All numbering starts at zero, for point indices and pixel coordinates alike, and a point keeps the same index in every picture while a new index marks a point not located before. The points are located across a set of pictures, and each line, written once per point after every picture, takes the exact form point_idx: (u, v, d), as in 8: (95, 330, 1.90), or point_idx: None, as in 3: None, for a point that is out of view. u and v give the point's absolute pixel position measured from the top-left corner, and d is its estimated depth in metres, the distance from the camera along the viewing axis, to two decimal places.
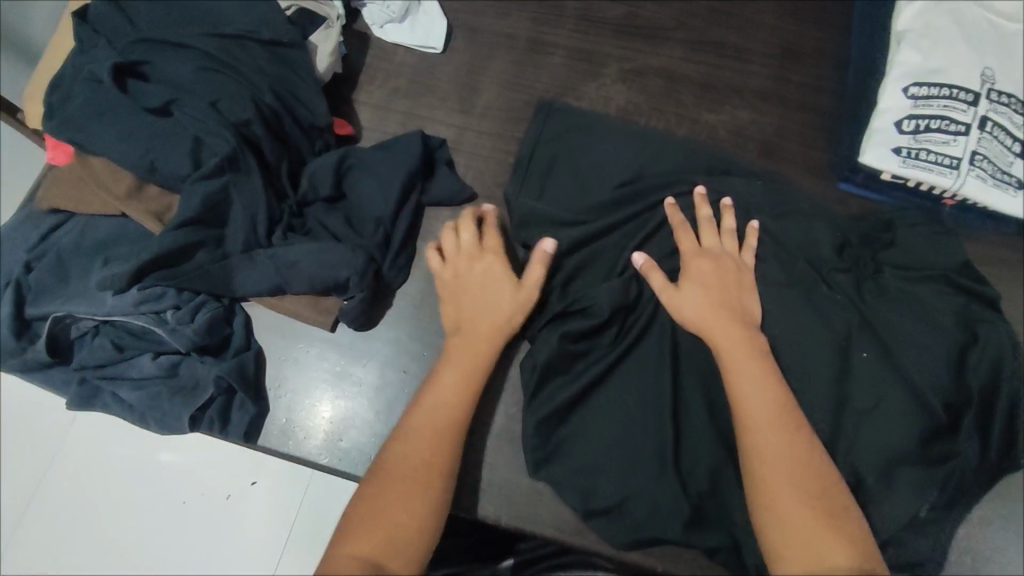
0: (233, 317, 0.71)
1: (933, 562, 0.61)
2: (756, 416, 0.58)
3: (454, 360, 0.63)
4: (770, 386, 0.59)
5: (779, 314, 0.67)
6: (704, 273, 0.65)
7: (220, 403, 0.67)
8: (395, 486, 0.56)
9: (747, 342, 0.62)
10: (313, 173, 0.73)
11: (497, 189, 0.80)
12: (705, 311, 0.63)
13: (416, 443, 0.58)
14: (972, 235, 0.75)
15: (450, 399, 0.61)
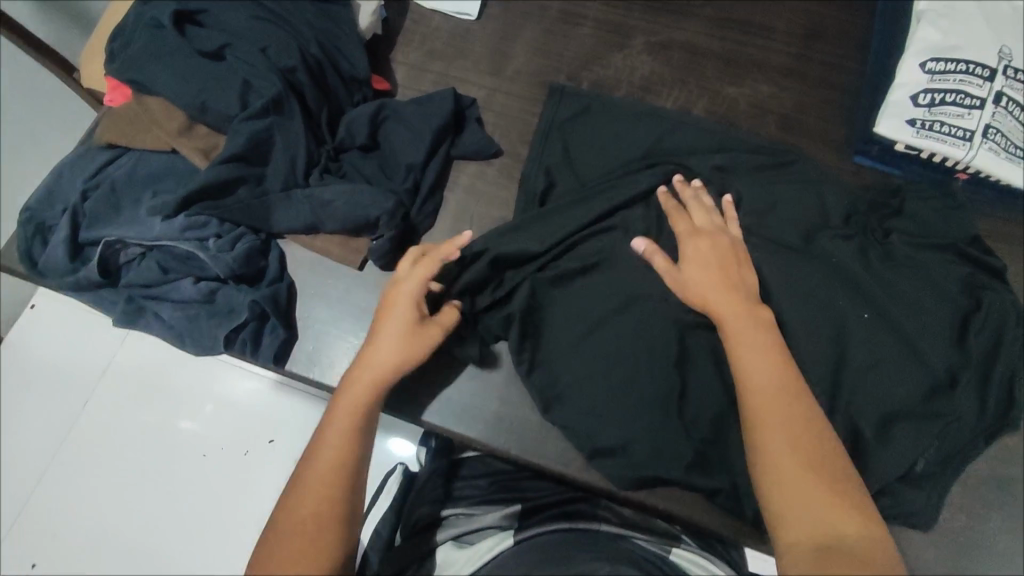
0: (269, 252, 0.76)
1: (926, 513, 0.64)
2: (761, 385, 0.55)
3: (340, 402, 0.57)
4: (770, 358, 0.57)
5: (790, 271, 0.69)
6: (700, 251, 0.66)
7: (252, 329, 0.71)
8: (302, 506, 0.51)
9: (749, 316, 0.60)
10: (351, 122, 0.77)
11: (522, 148, 0.83)
12: (705, 288, 0.63)
13: (317, 471, 0.53)
14: (983, 210, 0.77)
15: (349, 430, 0.56)
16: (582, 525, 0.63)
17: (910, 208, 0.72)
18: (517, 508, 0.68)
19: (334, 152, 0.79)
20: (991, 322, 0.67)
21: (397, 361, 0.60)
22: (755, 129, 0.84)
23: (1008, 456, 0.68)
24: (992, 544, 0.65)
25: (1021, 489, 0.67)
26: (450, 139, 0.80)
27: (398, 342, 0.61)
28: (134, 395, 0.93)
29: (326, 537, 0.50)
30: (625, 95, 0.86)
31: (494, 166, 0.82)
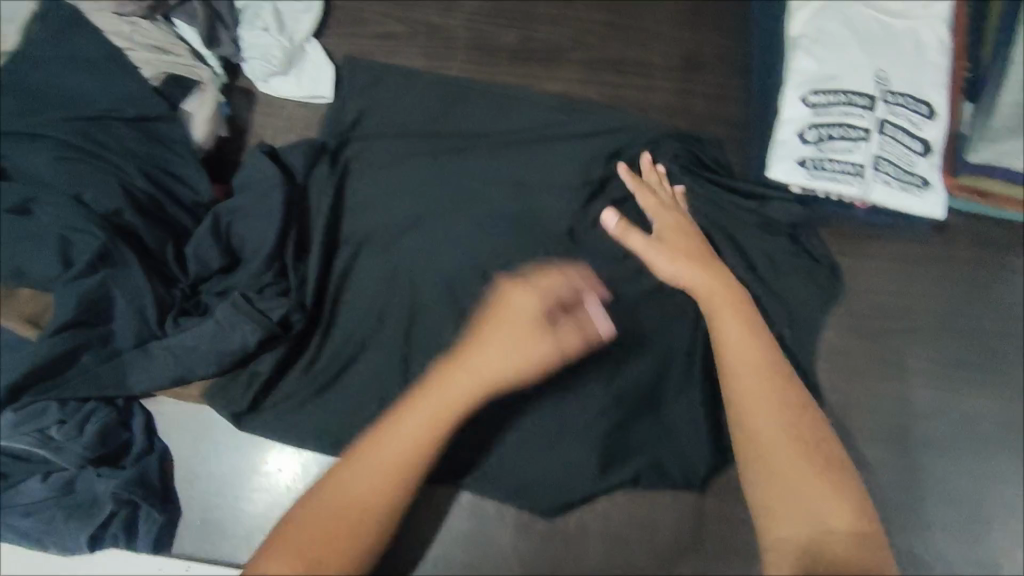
0: (132, 419, 0.66)
1: None
2: (748, 364, 0.53)
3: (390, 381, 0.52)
4: (756, 337, 0.55)
5: (670, 333, 0.70)
6: (676, 238, 0.64)
7: (123, 519, 0.61)
8: (337, 479, 0.49)
9: (733, 294, 0.58)
10: (196, 248, 0.68)
11: (403, 239, 0.75)
12: (690, 273, 0.60)
13: (366, 477, 0.49)
14: (880, 233, 0.75)
15: (416, 443, 0.49)
16: None
17: (734, 196, 0.75)
18: None
19: (192, 288, 0.69)
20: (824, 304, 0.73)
21: (531, 356, 0.51)
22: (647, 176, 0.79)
23: (941, 491, 0.67)
24: None
25: (958, 525, 0.66)
26: (301, 211, 0.74)
27: (506, 353, 0.51)
28: None
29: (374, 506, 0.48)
30: (508, 158, 0.79)
31: (374, 264, 0.74)
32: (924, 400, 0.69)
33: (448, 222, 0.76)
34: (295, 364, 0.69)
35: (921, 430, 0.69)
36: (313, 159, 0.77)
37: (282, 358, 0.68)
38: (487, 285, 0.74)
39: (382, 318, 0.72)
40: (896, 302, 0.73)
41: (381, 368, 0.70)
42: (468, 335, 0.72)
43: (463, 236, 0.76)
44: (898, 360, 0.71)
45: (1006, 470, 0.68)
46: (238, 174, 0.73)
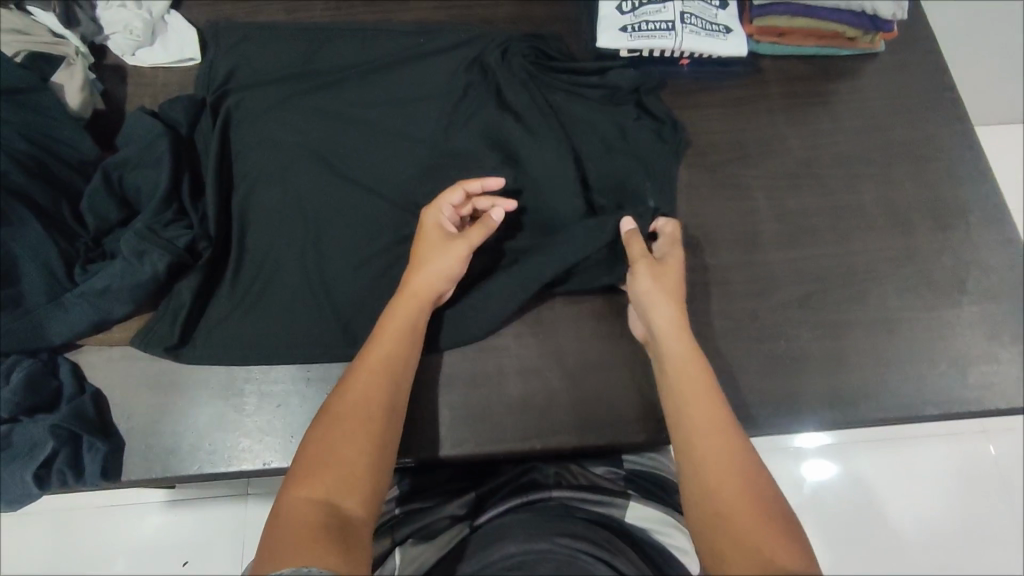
0: (58, 368, 0.69)
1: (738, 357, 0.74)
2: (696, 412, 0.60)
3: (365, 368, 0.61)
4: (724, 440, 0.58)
5: (546, 198, 0.80)
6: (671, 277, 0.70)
7: (66, 455, 0.64)
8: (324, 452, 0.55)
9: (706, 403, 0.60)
10: (92, 201, 0.72)
11: (290, 164, 0.80)
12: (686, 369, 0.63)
13: (356, 390, 0.59)
14: (709, 84, 0.87)
15: (386, 350, 0.63)
16: (533, 496, 0.66)
17: (582, 74, 0.85)
18: (472, 497, 0.69)
19: (95, 242, 0.73)
20: (676, 146, 0.83)
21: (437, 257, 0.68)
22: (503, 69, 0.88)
23: (798, 276, 0.78)
24: (811, 352, 0.75)
25: (817, 300, 0.77)
26: (191, 160, 0.78)
27: (437, 259, 0.68)
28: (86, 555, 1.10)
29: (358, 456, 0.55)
30: (375, 78, 0.85)
31: (263, 195, 0.78)
32: (766, 210, 0.81)
33: (329, 145, 0.82)
34: (213, 293, 0.73)
35: (767, 231, 0.80)
36: (195, 110, 0.80)
37: (199, 288, 0.72)
38: (377, 194, 0.80)
39: (283, 238, 0.76)
40: (730, 139, 0.85)
41: (294, 281, 0.74)
42: (367, 237, 0.77)
43: (345, 155, 0.81)
44: (741, 183, 0.83)
45: (846, 248, 0.79)
46: (121, 134, 0.76)
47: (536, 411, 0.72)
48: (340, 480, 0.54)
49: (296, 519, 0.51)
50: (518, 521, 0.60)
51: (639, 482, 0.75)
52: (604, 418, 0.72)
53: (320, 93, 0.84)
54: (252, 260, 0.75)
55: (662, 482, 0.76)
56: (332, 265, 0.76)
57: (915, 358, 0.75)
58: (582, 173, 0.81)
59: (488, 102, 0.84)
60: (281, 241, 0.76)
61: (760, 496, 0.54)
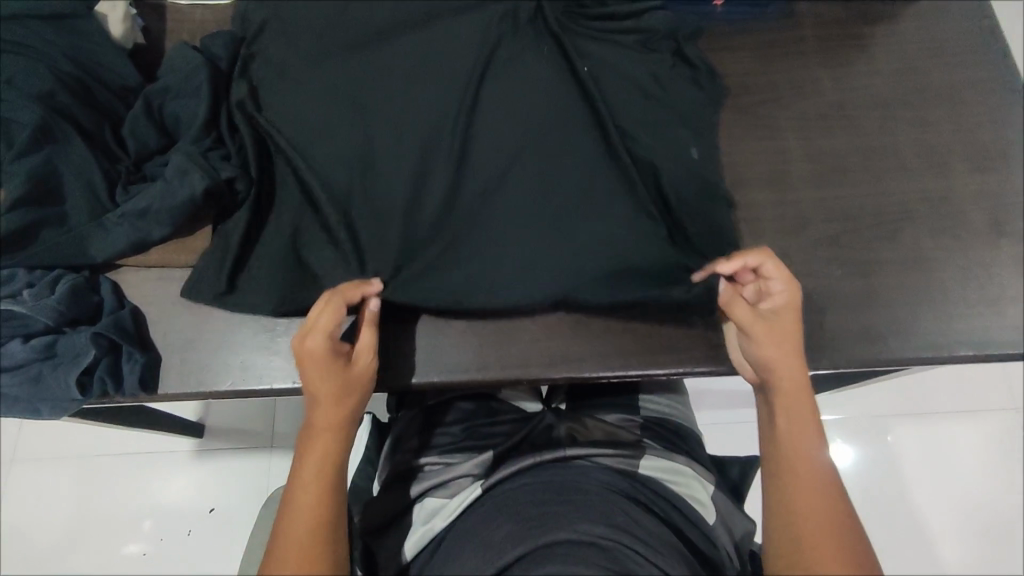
0: (99, 284, 0.71)
1: None
2: (797, 461, 0.58)
3: (313, 456, 0.60)
4: (813, 470, 0.58)
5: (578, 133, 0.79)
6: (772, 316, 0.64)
7: (107, 364, 0.66)
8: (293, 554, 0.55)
9: (804, 426, 0.60)
10: (133, 125, 0.74)
11: (318, 83, 0.76)
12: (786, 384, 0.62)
13: (307, 467, 0.59)
14: (743, 26, 0.86)
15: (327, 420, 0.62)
16: (547, 456, 0.73)
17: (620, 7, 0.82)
18: (489, 455, 0.76)
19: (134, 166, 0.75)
20: (713, 83, 0.81)
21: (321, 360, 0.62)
22: None
23: (829, 215, 0.77)
24: (842, 290, 0.74)
25: (848, 240, 0.76)
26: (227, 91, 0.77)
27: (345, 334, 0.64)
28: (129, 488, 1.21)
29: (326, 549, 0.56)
30: None
31: (289, 132, 0.75)
32: (798, 150, 0.80)
33: (354, 80, 0.76)
34: (257, 240, 0.73)
35: (798, 170, 0.79)
36: (235, 49, 0.79)
37: (243, 234, 0.71)
38: (407, 128, 0.74)
39: (315, 177, 0.73)
40: (763, 81, 0.84)
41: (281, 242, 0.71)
42: (397, 165, 0.73)
43: (377, 93, 0.76)
44: (772, 125, 0.82)
45: (879, 189, 0.78)
46: (165, 65, 0.77)
47: (560, 341, 0.72)
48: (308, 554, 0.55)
49: None
50: (530, 500, 0.65)
51: (655, 429, 0.83)
52: (629, 348, 0.72)
53: (350, 6, 0.79)
54: (290, 205, 0.73)
55: (671, 426, 0.85)
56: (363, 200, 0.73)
57: (950, 297, 0.74)
58: (621, 111, 0.77)
59: (529, 39, 0.79)
60: (312, 180, 0.73)
61: (838, 522, 0.55)
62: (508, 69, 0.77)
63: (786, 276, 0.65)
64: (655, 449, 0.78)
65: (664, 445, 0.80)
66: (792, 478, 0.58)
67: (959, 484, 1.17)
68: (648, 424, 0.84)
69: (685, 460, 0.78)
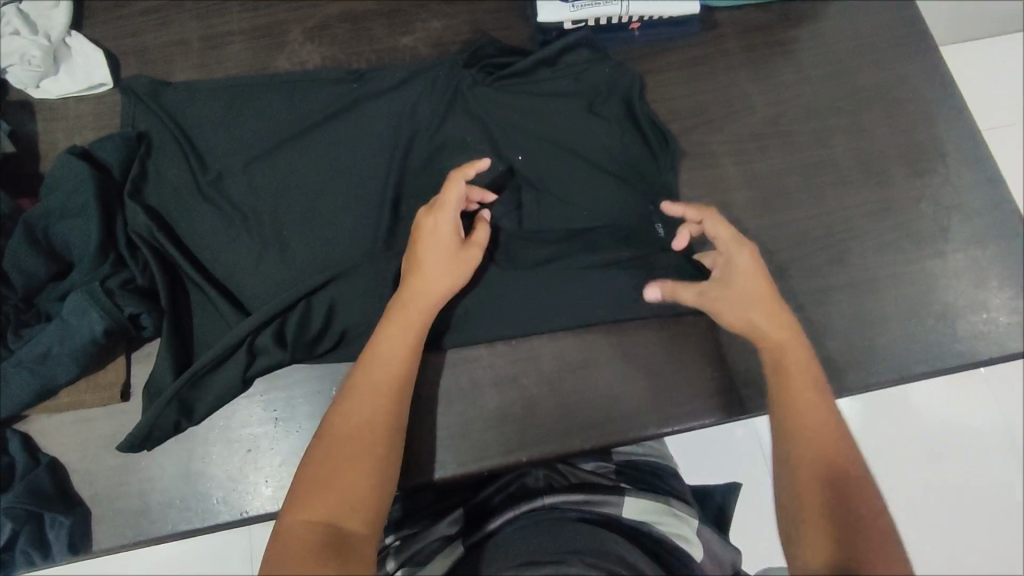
0: (8, 442, 0.65)
1: (721, 338, 0.72)
2: (815, 444, 0.54)
3: (358, 391, 0.56)
4: (832, 436, 0.55)
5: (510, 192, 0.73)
6: (745, 270, 0.64)
7: (28, 534, 0.62)
8: (337, 445, 0.53)
9: (813, 389, 0.58)
10: (15, 259, 0.66)
11: (228, 183, 0.73)
12: (779, 343, 0.61)
13: (358, 403, 0.56)
14: (665, 46, 0.81)
15: (398, 362, 0.58)
16: (526, 506, 0.61)
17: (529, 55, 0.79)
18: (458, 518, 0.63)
19: (26, 302, 0.68)
20: (645, 118, 0.76)
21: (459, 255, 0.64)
22: (444, 52, 0.82)
23: (776, 244, 0.75)
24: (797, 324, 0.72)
25: (798, 269, 0.74)
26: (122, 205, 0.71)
27: (443, 269, 0.63)
28: None
29: (364, 481, 0.52)
30: (304, 76, 0.77)
31: (207, 240, 0.71)
32: (735, 177, 0.77)
33: (271, 174, 0.73)
34: (192, 361, 0.68)
35: (738, 198, 0.76)
36: (128, 155, 0.73)
37: (174, 359, 0.66)
38: (333, 217, 0.72)
39: (248, 283, 0.70)
40: (694, 104, 0.80)
41: (212, 355, 0.65)
42: (322, 263, 0.71)
43: (300, 185, 0.73)
44: (708, 152, 0.78)
45: (822, 209, 0.76)
46: (46, 183, 0.70)
47: (517, 424, 0.69)
48: (345, 500, 0.51)
49: (298, 540, 0.48)
50: (517, 544, 0.54)
51: (631, 472, 0.71)
52: (590, 419, 0.69)
53: (250, 96, 0.76)
54: (219, 317, 0.69)
55: (653, 467, 0.73)
56: (294, 303, 0.67)
57: (902, 316, 0.73)
58: (553, 166, 0.73)
59: (446, 102, 0.75)
60: (242, 289, 0.70)
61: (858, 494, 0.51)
62: (425, 139, 0.75)
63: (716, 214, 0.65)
64: (638, 491, 0.66)
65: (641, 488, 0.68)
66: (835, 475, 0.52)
67: (962, 486, 1.02)
68: (624, 467, 0.72)
69: (669, 499, 0.67)
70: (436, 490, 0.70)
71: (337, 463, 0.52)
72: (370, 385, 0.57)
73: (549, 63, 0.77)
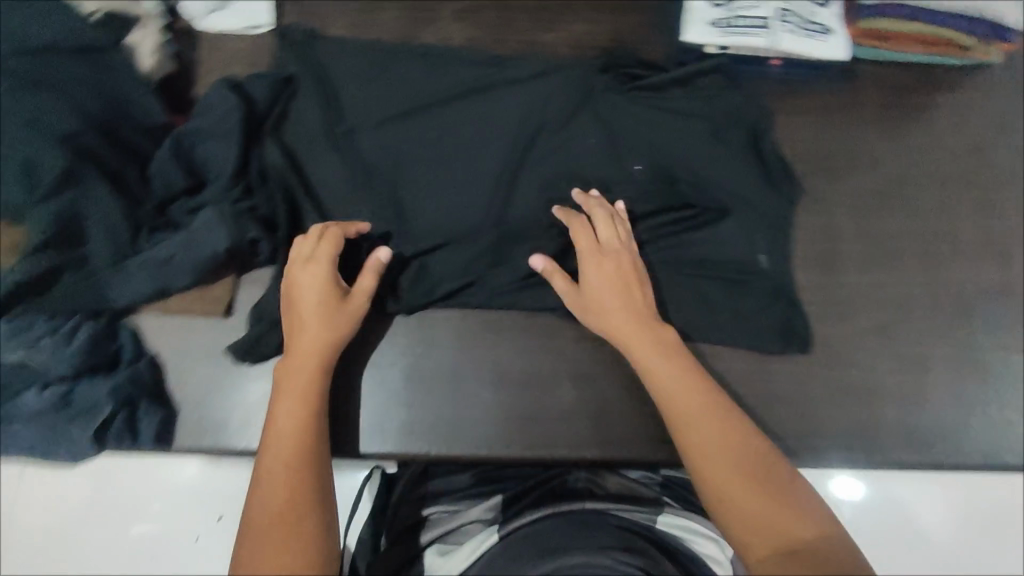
0: (118, 333, 0.69)
1: (808, 384, 0.70)
2: (703, 438, 0.54)
3: (276, 423, 0.57)
4: (724, 422, 0.55)
5: (624, 197, 0.73)
6: (602, 268, 0.65)
7: (124, 418, 0.66)
8: (275, 460, 0.54)
9: (686, 375, 0.58)
10: (160, 167, 0.72)
11: (361, 137, 0.77)
12: (629, 326, 0.63)
13: (275, 435, 0.56)
14: (802, 88, 0.81)
15: (307, 375, 0.60)
16: (560, 512, 0.64)
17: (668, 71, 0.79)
18: (498, 500, 0.67)
19: (158, 209, 0.72)
20: (771, 152, 0.76)
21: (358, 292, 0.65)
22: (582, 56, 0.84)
23: (880, 303, 0.73)
24: (886, 387, 0.71)
25: (898, 332, 0.72)
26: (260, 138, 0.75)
27: (318, 316, 0.63)
28: None
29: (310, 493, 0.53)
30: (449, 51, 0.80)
31: (329, 188, 0.75)
32: (848, 229, 0.76)
33: (400, 139, 0.77)
34: None
35: (848, 250, 0.75)
36: (274, 94, 0.77)
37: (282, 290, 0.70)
38: (451, 190, 0.75)
39: (361, 232, 0.72)
40: (820, 148, 0.79)
41: None
42: (431, 228, 0.73)
43: (426, 155, 0.76)
44: (825, 199, 0.77)
45: (932, 277, 0.74)
46: (198, 105, 0.75)
47: (588, 423, 0.69)
48: (293, 509, 0.52)
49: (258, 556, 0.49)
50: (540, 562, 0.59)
51: (681, 490, 0.69)
52: (658, 433, 0.70)
53: (395, 61, 0.80)
54: None
55: None
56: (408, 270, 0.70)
57: (993, 403, 0.71)
58: (668, 183, 0.74)
59: (579, 101, 0.77)
60: None
61: (762, 469, 0.52)
62: (552, 131, 0.76)
63: (600, 210, 0.68)
64: (678, 511, 0.66)
65: (680, 501, 0.68)
66: (704, 457, 0.53)
67: None
68: (673, 481, 0.70)
69: (705, 522, 0.66)
70: (484, 471, 0.70)
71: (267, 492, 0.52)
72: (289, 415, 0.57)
73: (683, 83, 0.77)
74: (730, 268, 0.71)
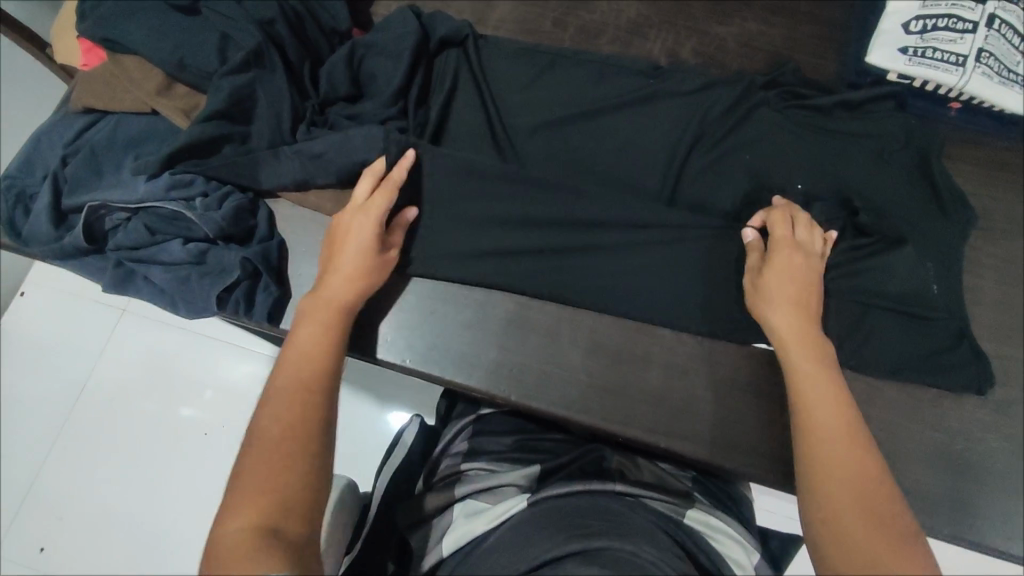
0: (257, 211, 0.74)
1: (912, 439, 0.66)
2: (832, 448, 0.50)
3: (279, 387, 0.52)
4: (853, 443, 0.50)
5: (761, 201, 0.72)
6: (790, 265, 0.62)
7: (245, 288, 0.69)
8: (269, 431, 0.49)
9: (837, 390, 0.54)
10: (330, 69, 0.76)
11: (516, 85, 0.79)
12: (792, 322, 0.59)
13: (273, 403, 0.51)
14: (973, 139, 0.77)
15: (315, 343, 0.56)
16: (597, 486, 0.57)
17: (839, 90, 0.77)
18: (536, 469, 0.62)
19: (320, 107, 0.76)
20: (932, 192, 0.72)
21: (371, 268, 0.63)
22: (749, 56, 0.83)
23: (1003, 377, 0.69)
24: (994, 465, 0.66)
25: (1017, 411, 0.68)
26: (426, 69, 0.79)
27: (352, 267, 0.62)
28: (142, 393, 1.09)
29: (296, 468, 0.47)
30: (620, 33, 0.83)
31: (471, 129, 0.76)
32: (989, 294, 0.72)
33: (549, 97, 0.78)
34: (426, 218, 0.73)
35: (984, 316, 0.71)
36: (457, 34, 0.79)
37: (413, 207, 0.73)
38: (591, 155, 0.75)
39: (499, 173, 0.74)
40: (980, 204, 0.75)
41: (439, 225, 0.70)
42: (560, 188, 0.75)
43: (574, 114, 0.76)
44: (972, 256, 0.73)
45: None
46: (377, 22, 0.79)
47: (670, 413, 0.68)
48: (279, 484, 0.46)
49: (229, 544, 0.43)
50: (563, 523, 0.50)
51: (708, 486, 0.66)
52: (743, 444, 0.67)
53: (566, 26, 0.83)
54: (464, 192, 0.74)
55: None
56: (535, 230, 0.72)
57: None
58: (814, 197, 0.72)
59: (740, 97, 0.76)
60: (494, 177, 0.74)
61: (881, 506, 0.47)
62: (707, 120, 0.75)
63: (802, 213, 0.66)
64: (708, 507, 0.61)
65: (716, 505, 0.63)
66: (821, 469, 0.49)
67: None
68: (701, 478, 0.67)
69: (739, 528, 0.61)
70: (516, 435, 0.69)
71: (257, 460, 0.47)
72: (293, 379, 0.53)
73: (848, 106, 0.76)
74: (858, 294, 0.68)
